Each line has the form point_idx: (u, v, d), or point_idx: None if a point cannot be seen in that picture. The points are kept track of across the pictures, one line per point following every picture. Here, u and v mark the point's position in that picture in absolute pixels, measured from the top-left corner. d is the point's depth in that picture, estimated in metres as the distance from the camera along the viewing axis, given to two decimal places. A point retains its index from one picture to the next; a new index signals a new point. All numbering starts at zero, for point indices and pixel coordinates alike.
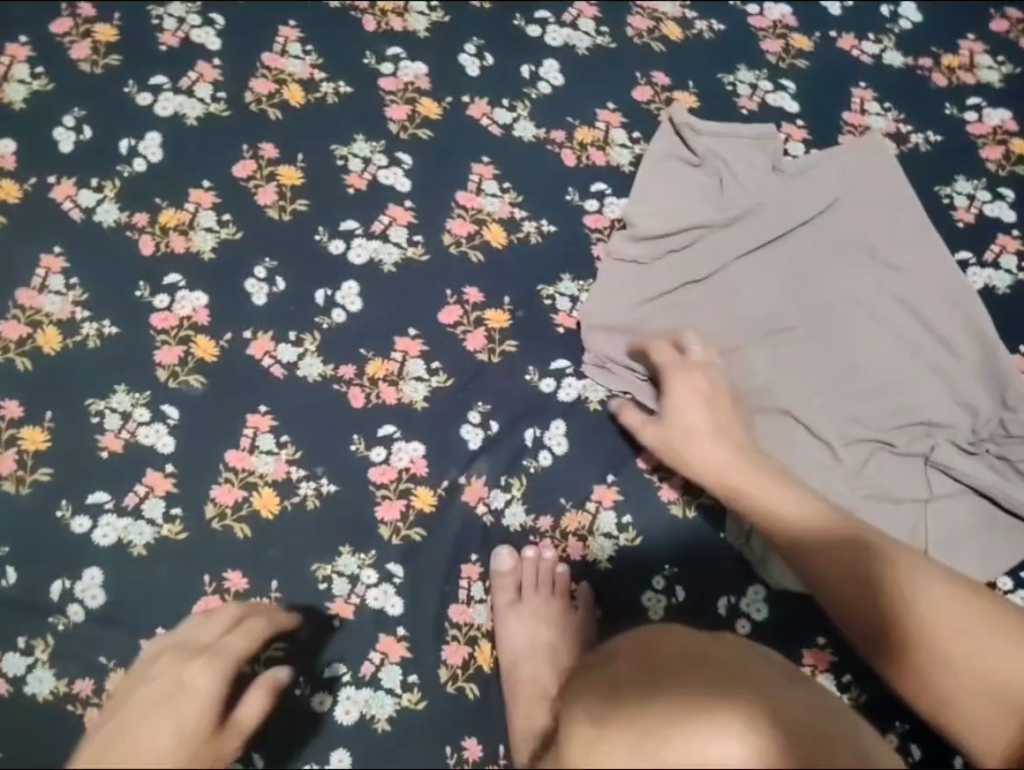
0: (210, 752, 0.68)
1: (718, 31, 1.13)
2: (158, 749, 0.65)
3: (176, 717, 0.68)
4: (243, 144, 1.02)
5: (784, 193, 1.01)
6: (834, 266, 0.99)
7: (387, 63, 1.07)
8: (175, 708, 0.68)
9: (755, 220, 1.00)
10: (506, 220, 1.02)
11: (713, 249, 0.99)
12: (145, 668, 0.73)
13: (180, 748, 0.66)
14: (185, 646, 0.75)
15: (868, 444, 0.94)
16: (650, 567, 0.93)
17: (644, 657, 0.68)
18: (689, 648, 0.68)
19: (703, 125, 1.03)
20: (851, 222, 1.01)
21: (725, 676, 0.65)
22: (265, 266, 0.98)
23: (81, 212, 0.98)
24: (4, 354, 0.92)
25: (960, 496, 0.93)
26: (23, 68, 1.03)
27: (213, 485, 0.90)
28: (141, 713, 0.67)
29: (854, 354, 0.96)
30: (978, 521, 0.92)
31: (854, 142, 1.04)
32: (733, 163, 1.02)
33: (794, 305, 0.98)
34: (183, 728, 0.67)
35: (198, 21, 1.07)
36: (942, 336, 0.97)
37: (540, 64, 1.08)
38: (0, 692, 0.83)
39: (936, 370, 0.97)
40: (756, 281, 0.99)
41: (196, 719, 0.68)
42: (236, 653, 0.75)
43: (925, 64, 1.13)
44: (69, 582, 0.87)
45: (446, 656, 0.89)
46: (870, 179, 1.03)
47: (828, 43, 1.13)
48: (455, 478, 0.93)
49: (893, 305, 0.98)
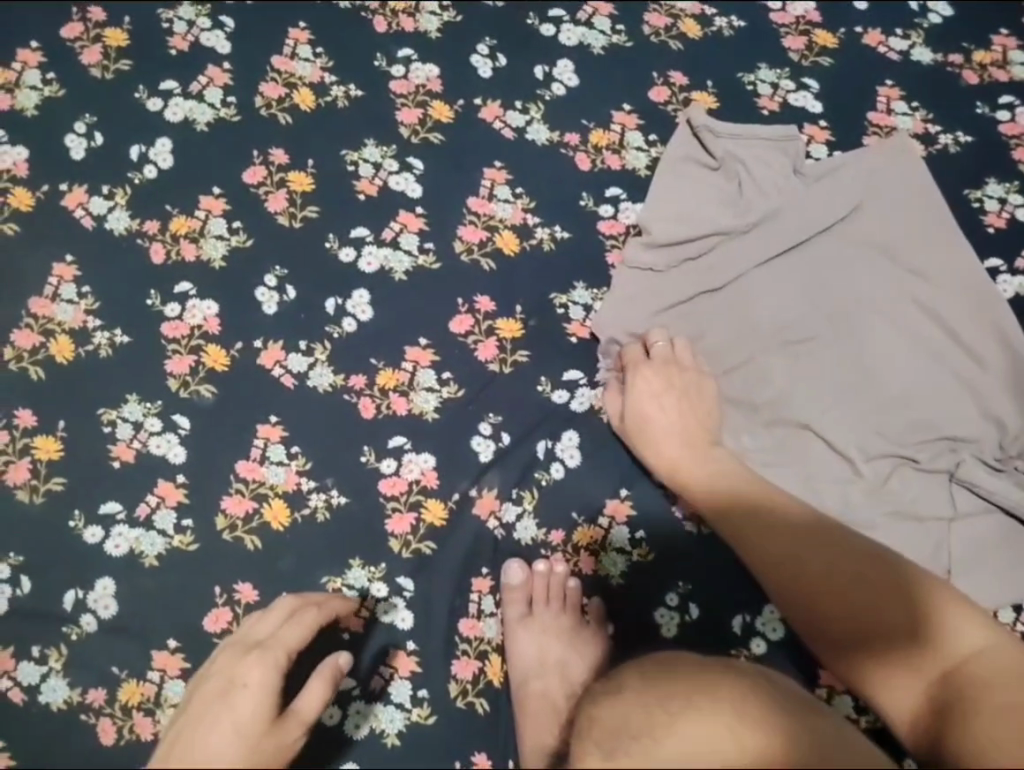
0: (271, 741, 0.70)
1: (738, 27, 1.09)
2: (215, 748, 0.67)
3: (231, 714, 0.69)
4: (253, 150, 1.01)
5: (806, 196, 0.98)
6: (856, 272, 0.96)
7: (398, 65, 1.05)
8: (230, 703, 0.69)
9: (774, 224, 0.97)
10: (519, 226, 1.00)
11: (731, 255, 0.97)
12: (211, 664, 0.74)
13: (238, 743, 0.67)
14: (242, 642, 0.75)
15: (890, 459, 0.91)
16: (663, 583, 0.91)
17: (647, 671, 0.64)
18: (698, 675, 0.61)
19: (723, 128, 1.00)
20: (875, 227, 0.98)
21: (744, 702, 0.59)
22: (275, 274, 0.97)
23: (92, 220, 0.98)
24: (17, 363, 0.92)
25: (986, 514, 0.90)
26: (35, 73, 1.03)
27: (224, 496, 0.90)
28: (202, 710, 0.69)
29: (876, 365, 0.93)
30: (1003, 541, 0.90)
31: (878, 143, 1.01)
32: (752, 166, 0.99)
33: (813, 313, 0.95)
34: (239, 720, 0.69)
35: (208, 24, 1.06)
36: (969, 346, 0.94)
37: (554, 65, 1.06)
38: (15, 700, 0.84)
39: (962, 382, 0.93)
40: (776, 288, 0.96)
41: (251, 710, 0.69)
42: (289, 644, 0.75)
43: (955, 60, 1.09)
44: (83, 592, 0.87)
45: (456, 671, 0.88)
46: (897, 181, 0.99)
47: (854, 39, 1.09)
48: (465, 491, 0.92)
49: (919, 313, 0.95)
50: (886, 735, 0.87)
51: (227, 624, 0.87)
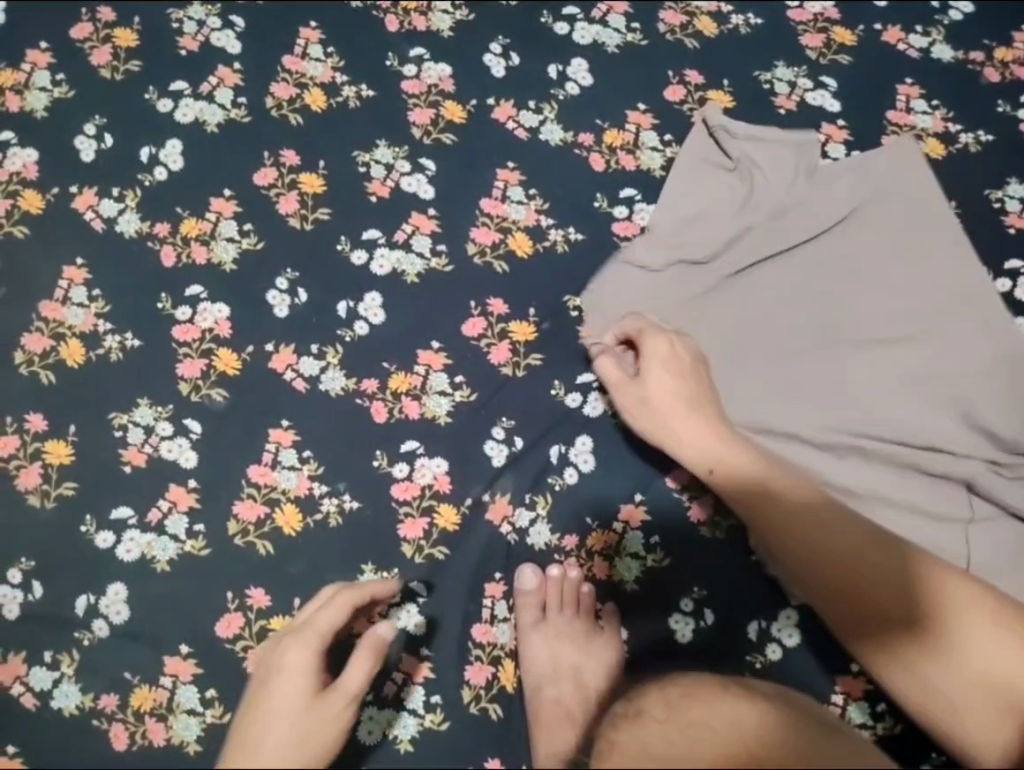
0: (321, 718, 0.73)
1: (755, 25, 1.08)
2: (269, 744, 0.70)
3: (276, 706, 0.72)
4: (264, 151, 1.00)
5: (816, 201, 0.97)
6: (866, 275, 0.95)
7: (410, 65, 1.04)
8: (275, 693, 0.73)
9: (785, 228, 0.96)
10: (532, 228, 0.98)
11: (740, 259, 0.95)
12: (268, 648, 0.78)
13: (291, 728, 0.71)
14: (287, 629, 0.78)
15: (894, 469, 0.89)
16: (678, 589, 0.90)
17: (662, 696, 0.63)
18: (710, 698, 0.61)
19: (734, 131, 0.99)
20: (885, 229, 0.96)
21: (752, 723, 0.58)
22: (286, 277, 0.96)
23: (103, 222, 0.97)
24: (28, 367, 0.92)
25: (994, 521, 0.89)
26: (44, 75, 1.02)
27: (235, 501, 0.90)
28: (255, 702, 0.74)
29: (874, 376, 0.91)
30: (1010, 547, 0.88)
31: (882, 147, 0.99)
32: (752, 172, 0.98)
33: (822, 318, 0.94)
34: (285, 709, 0.72)
35: (218, 23, 1.05)
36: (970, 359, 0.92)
37: (568, 64, 1.04)
38: (27, 706, 0.84)
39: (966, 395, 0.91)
40: (785, 292, 0.95)
41: (295, 694, 0.73)
42: (326, 626, 0.77)
43: (976, 58, 1.07)
44: (94, 597, 0.87)
45: (469, 677, 0.88)
46: (907, 184, 0.97)
47: (873, 36, 1.07)
48: (479, 496, 0.91)
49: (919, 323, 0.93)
50: (900, 742, 0.86)
51: (240, 629, 0.87)
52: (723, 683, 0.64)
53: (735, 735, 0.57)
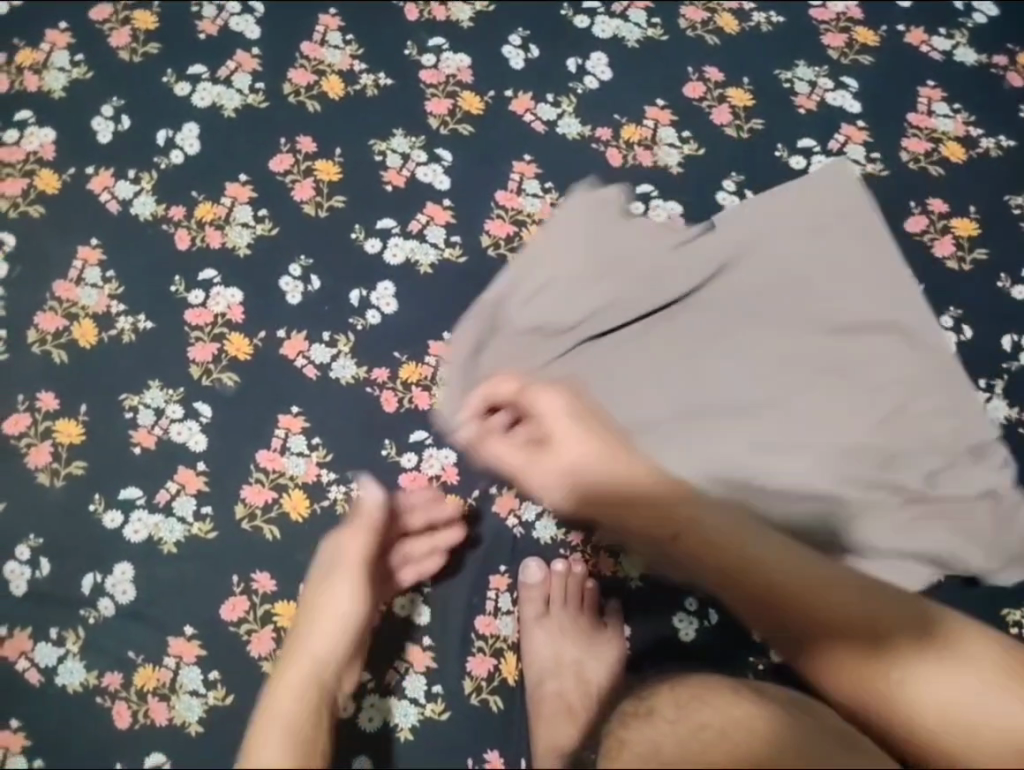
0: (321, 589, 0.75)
1: (776, 23, 1.07)
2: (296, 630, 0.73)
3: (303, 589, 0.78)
4: (280, 137, 1.00)
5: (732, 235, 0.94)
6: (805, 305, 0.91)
7: (428, 54, 1.04)
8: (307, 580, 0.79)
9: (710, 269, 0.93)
10: (547, 221, 0.98)
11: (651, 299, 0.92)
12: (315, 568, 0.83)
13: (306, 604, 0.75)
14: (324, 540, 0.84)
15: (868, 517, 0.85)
16: (683, 588, 0.90)
17: (674, 694, 0.63)
18: (719, 698, 0.61)
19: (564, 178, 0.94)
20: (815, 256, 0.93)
21: (757, 723, 0.58)
22: (300, 264, 0.97)
23: (118, 204, 0.97)
24: (41, 346, 0.92)
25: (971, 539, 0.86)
26: (63, 55, 1.02)
27: (243, 485, 0.90)
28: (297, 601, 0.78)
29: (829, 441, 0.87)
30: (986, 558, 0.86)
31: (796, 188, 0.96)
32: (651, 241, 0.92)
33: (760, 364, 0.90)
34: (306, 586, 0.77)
35: (238, 8, 1.05)
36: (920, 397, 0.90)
37: (587, 57, 1.04)
38: (32, 682, 0.85)
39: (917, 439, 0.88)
40: (729, 329, 0.91)
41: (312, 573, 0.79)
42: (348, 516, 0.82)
43: (999, 61, 1.06)
44: (101, 576, 0.87)
45: (471, 668, 0.88)
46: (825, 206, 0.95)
47: (896, 37, 1.07)
48: (486, 488, 0.91)
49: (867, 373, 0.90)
50: None
51: (244, 613, 0.87)
52: (737, 688, 0.64)
53: (737, 731, 0.58)
